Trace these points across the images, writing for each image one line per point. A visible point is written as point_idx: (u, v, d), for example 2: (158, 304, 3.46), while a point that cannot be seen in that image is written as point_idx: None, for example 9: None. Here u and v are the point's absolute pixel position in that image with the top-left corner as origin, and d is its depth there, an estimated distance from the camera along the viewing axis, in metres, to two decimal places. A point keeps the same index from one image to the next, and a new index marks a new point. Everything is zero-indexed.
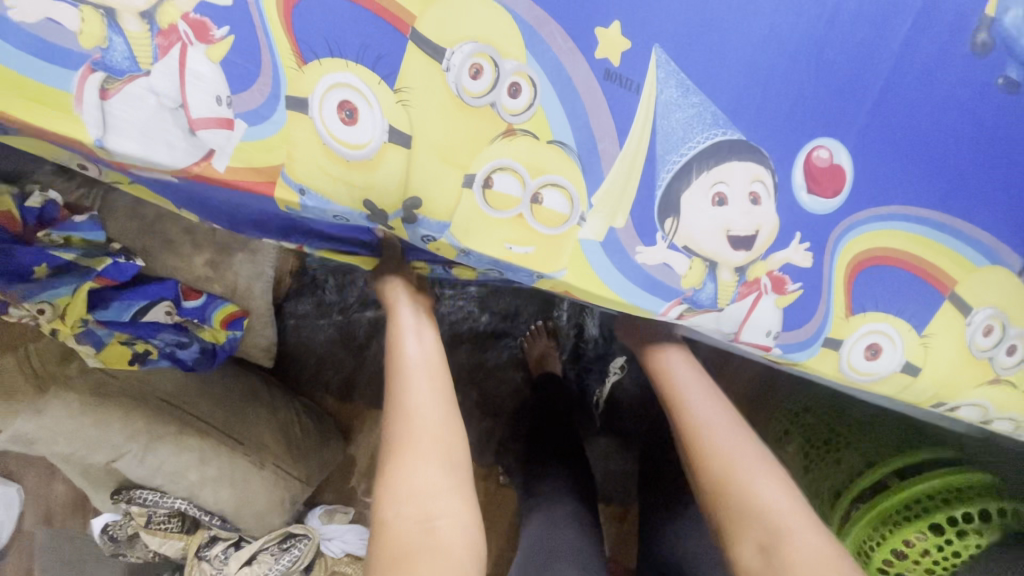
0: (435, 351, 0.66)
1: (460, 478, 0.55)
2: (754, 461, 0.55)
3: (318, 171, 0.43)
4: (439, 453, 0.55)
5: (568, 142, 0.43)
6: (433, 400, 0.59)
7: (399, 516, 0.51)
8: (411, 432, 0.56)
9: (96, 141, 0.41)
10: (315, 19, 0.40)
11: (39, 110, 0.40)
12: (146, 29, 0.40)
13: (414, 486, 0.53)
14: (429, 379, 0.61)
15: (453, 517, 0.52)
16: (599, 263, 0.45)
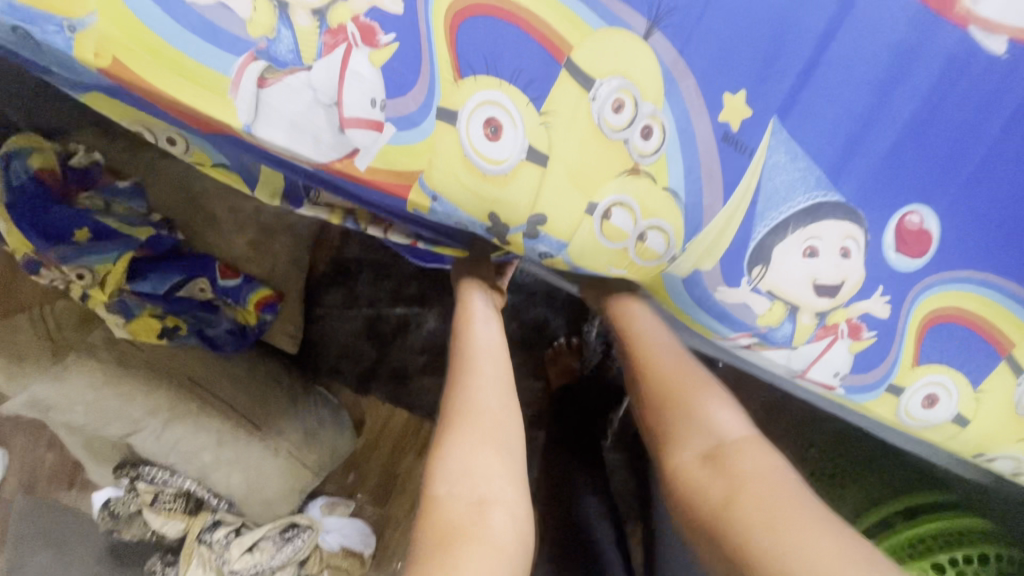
0: (501, 343, 0.66)
1: (517, 470, 0.54)
2: (715, 398, 0.59)
3: (452, 179, 0.45)
4: (497, 439, 0.55)
5: (679, 191, 0.46)
6: (494, 388, 0.59)
7: (452, 495, 0.51)
8: (470, 409, 0.56)
9: (245, 126, 0.42)
10: (476, 36, 0.42)
11: (193, 88, 0.41)
12: (316, 25, 0.41)
13: (467, 467, 0.52)
14: (493, 368, 0.61)
15: (506, 504, 0.52)
16: (676, 293, 0.52)
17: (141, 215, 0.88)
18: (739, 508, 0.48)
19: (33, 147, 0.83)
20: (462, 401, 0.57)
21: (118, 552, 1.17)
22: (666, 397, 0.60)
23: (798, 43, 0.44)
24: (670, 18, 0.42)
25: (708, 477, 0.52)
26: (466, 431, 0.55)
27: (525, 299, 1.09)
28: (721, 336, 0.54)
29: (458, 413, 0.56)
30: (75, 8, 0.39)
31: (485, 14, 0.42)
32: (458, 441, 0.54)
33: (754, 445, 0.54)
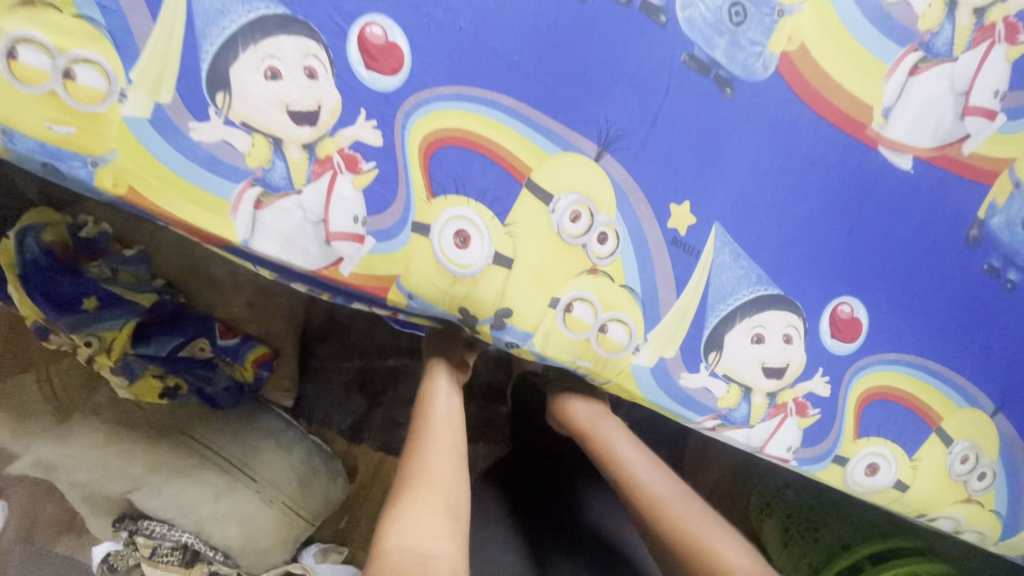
0: (458, 417, 0.72)
1: (460, 522, 0.58)
2: (716, 528, 0.63)
3: (427, 281, 0.50)
4: (444, 499, 0.59)
5: (635, 288, 0.51)
6: (447, 454, 0.65)
7: (401, 546, 0.53)
8: (425, 473, 0.61)
9: (243, 241, 0.47)
10: (447, 162, 0.47)
11: (199, 211, 0.46)
12: (306, 157, 0.47)
13: (416, 523, 0.55)
14: (448, 433, 0.68)
15: (450, 558, 0.54)
16: (645, 383, 0.54)
17: (145, 280, 0.94)
18: None
19: (45, 220, 0.86)
20: (417, 463, 0.63)
21: None
22: (670, 528, 0.64)
23: (735, 161, 0.50)
24: (618, 144, 0.48)
25: None
26: (419, 492, 0.59)
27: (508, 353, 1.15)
28: (688, 422, 0.56)
29: (413, 476, 0.61)
30: (97, 148, 0.44)
31: (454, 144, 0.47)
32: (411, 497, 0.58)
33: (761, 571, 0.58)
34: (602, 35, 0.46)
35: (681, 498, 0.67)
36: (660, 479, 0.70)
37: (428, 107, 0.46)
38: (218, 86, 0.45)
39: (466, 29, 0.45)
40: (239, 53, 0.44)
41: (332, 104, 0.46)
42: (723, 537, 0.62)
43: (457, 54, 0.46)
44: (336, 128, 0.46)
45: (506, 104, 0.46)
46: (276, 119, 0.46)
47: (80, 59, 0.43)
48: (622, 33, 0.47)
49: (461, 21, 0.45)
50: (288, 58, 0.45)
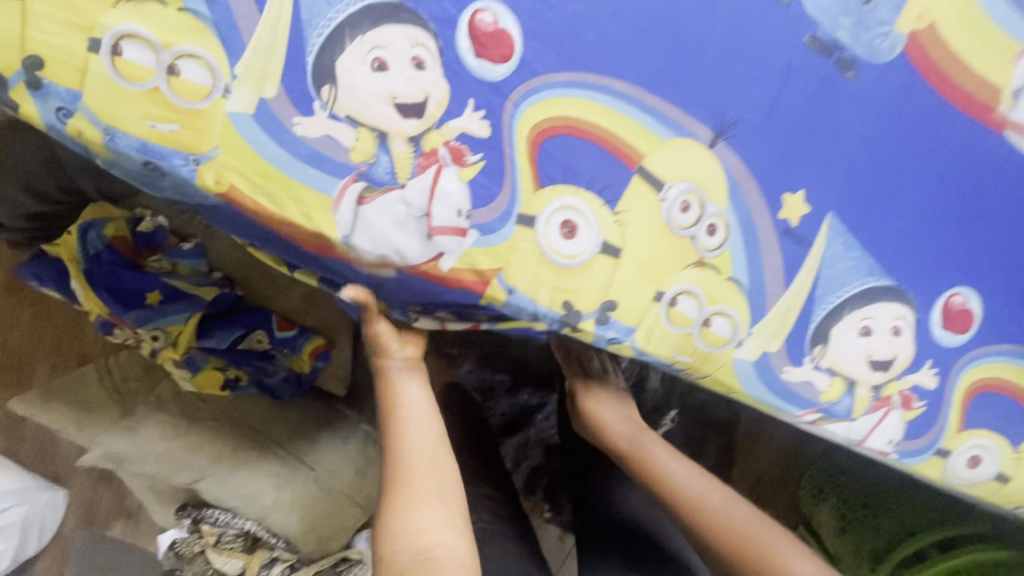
0: (425, 397, 0.66)
1: (453, 512, 0.61)
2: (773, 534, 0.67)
3: (528, 276, 0.49)
4: (430, 494, 0.60)
5: (743, 280, 0.50)
6: (427, 449, 0.62)
7: (397, 551, 0.57)
8: (403, 475, 0.60)
9: (343, 239, 0.46)
10: (556, 152, 0.46)
11: (301, 209, 0.45)
12: (410, 150, 0.45)
13: (411, 527, 0.58)
14: (420, 426, 0.63)
15: (450, 550, 0.58)
16: (746, 377, 0.53)
17: (204, 273, 0.94)
18: None
19: (104, 216, 0.87)
20: (397, 465, 0.61)
21: None
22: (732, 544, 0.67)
23: (854, 148, 0.48)
24: (733, 131, 0.46)
25: None
26: (404, 497, 0.59)
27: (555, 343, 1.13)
28: (787, 416, 0.55)
29: (397, 481, 0.60)
30: (200, 145, 0.43)
31: (565, 133, 0.46)
32: (399, 502, 0.59)
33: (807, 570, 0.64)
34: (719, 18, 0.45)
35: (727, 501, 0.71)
36: (705, 487, 0.73)
37: (540, 95, 0.45)
38: (324, 79, 0.43)
39: (580, 14, 0.45)
40: (347, 44, 0.43)
41: (440, 95, 0.45)
42: (781, 542, 0.67)
43: (568, 39, 0.45)
44: (442, 120, 0.45)
45: (620, 89, 0.45)
46: (381, 112, 0.44)
47: (184, 54, 0.41)
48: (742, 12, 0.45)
49: (574, 7, 0.45)
50: (397, 49, 0.44)
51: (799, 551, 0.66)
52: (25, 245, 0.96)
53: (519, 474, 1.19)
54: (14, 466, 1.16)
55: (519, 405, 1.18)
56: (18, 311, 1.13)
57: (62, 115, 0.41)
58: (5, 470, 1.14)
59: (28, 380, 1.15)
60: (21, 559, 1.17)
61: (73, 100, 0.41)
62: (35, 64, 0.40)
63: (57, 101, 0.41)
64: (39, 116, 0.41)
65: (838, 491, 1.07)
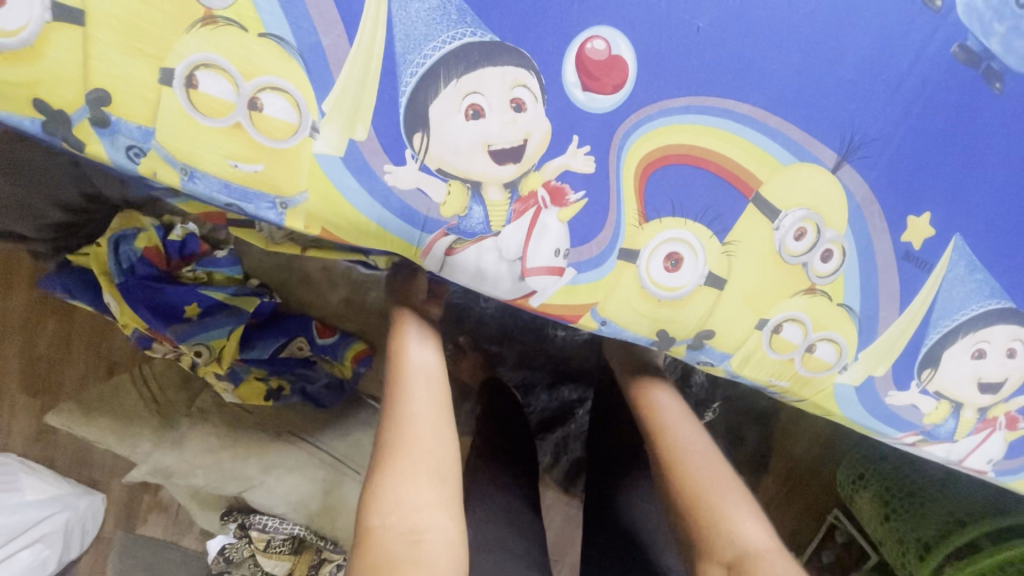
0: (436, 374, 0.66)
1: (448, 494, 0.55)
2: (736, 498, 0.56)
3: (626, 309, 0.46)
4: (430, 467, 0.56)
5: (854, 306, 0.47)
6: (432, 411, 0.60)
7: (385, 526, 0.50)
8: (407, 439, 0.57)
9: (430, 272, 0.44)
10: (667, 184, 0.43)
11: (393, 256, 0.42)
12: (507, 197, 0.41)
13: (405, 497, 0.53)
14: (428, 391, 0.63)
15: (443, 531, 0.52)
16: (847, 403, 0.51)
17: (239, 281, 0.90)
18: None
19: (136, 227, 0.84)
20: (400, 429, 0.58)
21: None
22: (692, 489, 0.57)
23: (985, 168, 0.45)
24: (859, 153, 0.43)
25: None
26: (403, 461, 0.55)
27: (590, 344, 1.11)
28: (886, 437, 0.53)
29: (397, 447, 0.56)
30: (287, 188, 0.39)
31: (678, 163, 0.42)
32: (396, 471, 0.54)
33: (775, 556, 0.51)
34: (860, 30, 0.42)
35: (705, 451, 0.61)
36: (693, 433, 0.64)
37: (651, 124, 0.41)
38: (416, 125, 0.39)
39: (704, 30, 0.41)
40: (440, 89, 0.38)
41: (541, 137, 0.40)
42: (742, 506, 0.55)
43: (685, 62, 0.41)
44: (543, 161, 0.41)
45: (742, 111, 0.42)
46: (475, 162, 0.40)
47: (268, 87, 0.37)
48: (892, 16, 0.42)
49: (699, 20, 0.41)
50: (495, 92, 0.39)
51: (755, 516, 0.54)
52: (46, 255, 0.92)
53: (557, 469, 1.19)
54: (52, 473, 1.14)
55: (560, 400, 1.16)
56: (46, 320, 1.10)
57: (133, 154, 0.37)
58: (43, 477, 1.11)
59: (59, 389, 1.12)
60: (64, 561, 1.13)
61: (145, 138, 0.37)
62: (100, 98, 0.36)
63: (127, 139, 0.37)
64: (107, 156, 0.37)
65: (880, 479, 0.99)
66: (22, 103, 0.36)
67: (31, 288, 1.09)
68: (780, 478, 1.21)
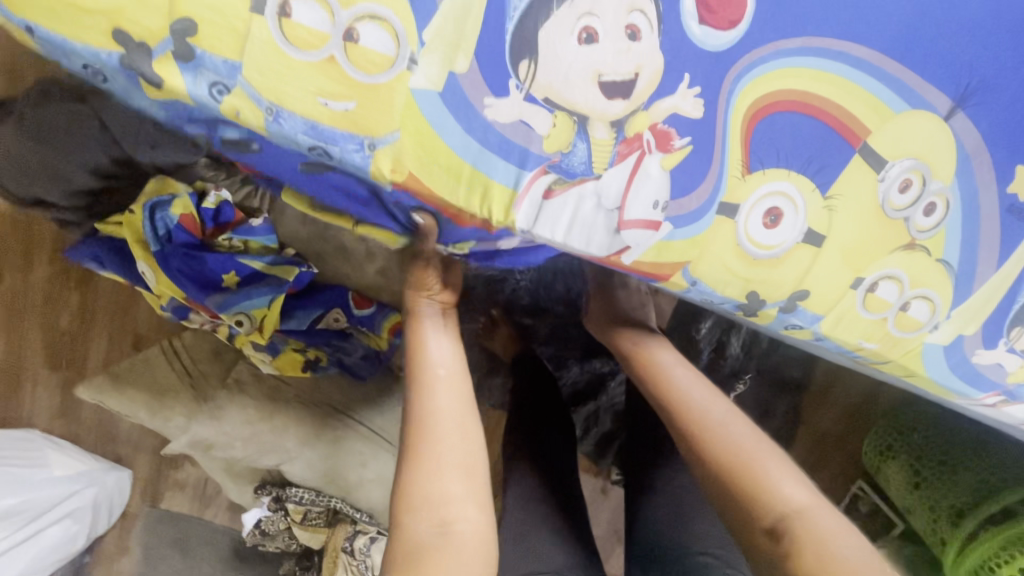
0: (456, 364, 0.61)
1: (476, 485, 0.52)
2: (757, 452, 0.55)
3: (720, 268, 0.44)
4: (453, 460, 0.52)
5: (953, 261, 0.46)
6: (452, 400, 0.56)
7: (415, 519, 0.50)
8: (428, 432, 0.54)
9: (521, 229, 0.41)
10: (775, 129, 0.41)
11: (482, 202, 0.40)
12: (612, 136, 0.39)
13: (429, 492, 0.50)
14: (447, 381, 0.58)
15: (471, 522, 0.50)
16: (932, 362, 0.50)
17: (275, 249, 0.87)
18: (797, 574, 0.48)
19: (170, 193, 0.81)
20: (421, 425, 0.54)
21: (244, 563, 1.18)
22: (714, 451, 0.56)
23: None
24: (974, 99, 0.41)
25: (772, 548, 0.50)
26: (425, 456, 0.52)
27: None
28: (966, 399, 0.52)
29: (416, 442, 0.53)
30: (376, 128, 0.37)
31: (786, 107, 0.41)
32: (419, 466, 0.52)
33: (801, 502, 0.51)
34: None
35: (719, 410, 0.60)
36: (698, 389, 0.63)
37: (766, 66, 0.40)
38: (523, 53, 0.37)
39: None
40: (553, 10, 0.37)
41: (653, 71, 0.39)
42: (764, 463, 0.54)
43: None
44: (653, 100, 0.39)
45: (861, 54, 0.40)
46: (585, 92, 0.38)
47: (365, 16, 0.34)
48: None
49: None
50: (611, 16, 0.37)
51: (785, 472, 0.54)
52: (76, 225, 0.89)
53: (588, 440, 1.18)
54: (76, 448, 1.10)
55: (591, 372, 1.15)
56: (68, 294, 1.08)
57: (217, 91, 0.35)
58: (67, 452, 1.08)
59: (84, 364, 1.10)
60: (92, 537, 1.11)
61: (231, 73, 0.35)
62: (185, 29, 0.34)
63: (212, 74, 0.35)
64: (188, 93, 0.35)
65: (910, 449, 0.96)
66: (102, 34, 0.33)
67: (54, 259, 1.06)
68: (807, 449, 1.20)
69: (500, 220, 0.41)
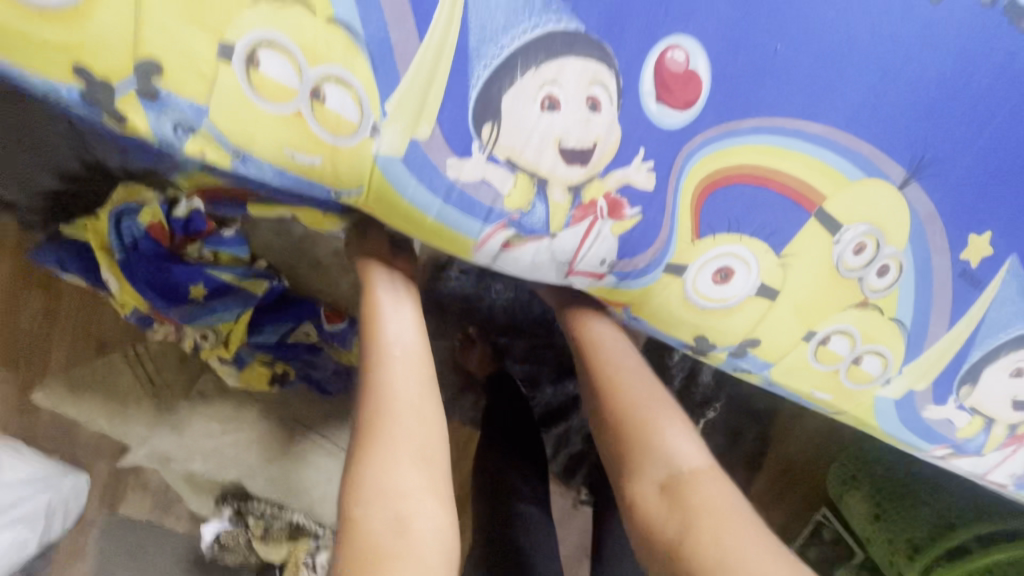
0: (417, 338, 0.55)
1: (436, 473, 0.48)
2: (669, 418, 0.56)
3: (668, 313, 0.46)
4: (412, 446, 0.48)
5: (905, 321, 0.47)
6: (414, 381, 0.51)
7: (369, 515, 0.44)
8: (388, 417, 0.49)
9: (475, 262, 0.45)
10: (729, 200, 0.41)
11: (442, 243, 0.43)
12: (569, 200, 0.40)
13: (387, 485, 0.45)
14: (408, 366, 0.52)
15: (432, 518, 0.46)
16: (885, 414, 0.51)
17: (246, 262, 0.85)
18: (693, 546, 0.47)
19: (138, 200, 0.79)
20: (376, 409, 0.49)
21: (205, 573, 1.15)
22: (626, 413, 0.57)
23: None
24: (929, 169, 0.42)
25: (665, 510, 0.51)
26: (382, 445, 0.47)
27: None
28: (917, 450, 0.54)
29: (372, 430, 0.48)
30: (344, 181, 0.39)
31: (741, 182, 0.41)
32: (375, 457, 0.46)
33: (707, 474, 0.52)
34: (953, 53, 0.40)
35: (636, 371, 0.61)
36: (623, 348, 0.63)
37: (724, 142, 0.39)
38: (486, 115, 0.36)
39: (783, 51, 0.38)
40: (515, 79, 0.36)
41: (610, 142, 0.38)
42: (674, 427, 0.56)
43: (767, 83, 0.38)
44: (609, 169, 0.39)
45: (815, 131, 0.40)
46: (545, 156, 0.38)
47: (328, 77, 0.34)
48: (974, 33, 0.39)
49: (778, 43, 0.38)
50: (571, 86, 0.36)
51: (685, 434, 0.55)
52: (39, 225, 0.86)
53: (557, 461, 1.16)
54: (32, 450, 1.05)
55: (565, 394, 1.14)
56: (30, 293, 1.04)
57: (181, 131, 0.35)
58: (21, 454, 1.02)
59: (43, 367, 1.06)
60: (45, 542, 1.06)
61: (198, 115, 0.35)
62: (150, 69, 0.33)
63: (177, 114, 0.35)
64: (150, 129, 0.35)
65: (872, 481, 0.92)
66: (60, 69, 0.33)
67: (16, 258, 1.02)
68: (773, 475, 1.21)
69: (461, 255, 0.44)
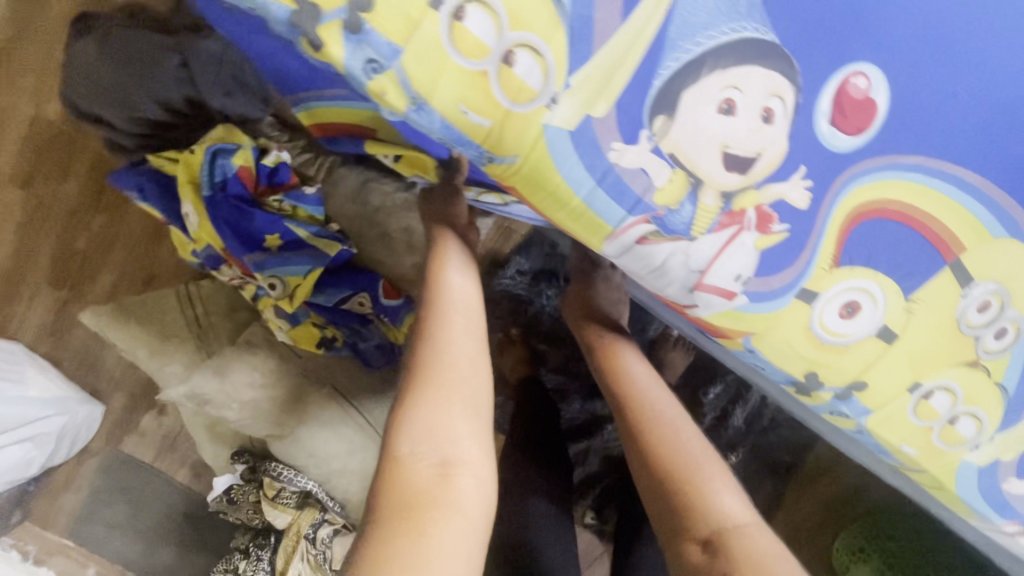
0: (474, 297, 0.58)
1: (484, 426, 0.48)
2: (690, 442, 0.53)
3: (783, 343, 0.46)
4: (465, 396, 0.48)
5: (1009, 387, 0.47)
6: (470, 333, 0.53)
7: (417, 455, 0.44)
8: (443, 362, 0.50)
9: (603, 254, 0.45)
10: (869, 233, 0.42)
11: (577, 227, 0.43)
12: (718, 205, 0.41)
13: (436, 425, 0.46)
14: (466, 319, 0.54)
15: (477, 467, 0.45)
16: (966, 480, 0.51)
17: (320, 222, 0.88)
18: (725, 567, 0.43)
19: (235, 143, 0.83)
20: (432, 355, 0.50)
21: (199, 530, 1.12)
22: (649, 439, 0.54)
23: None
24: None
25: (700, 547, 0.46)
26: (435, 387, 0.48)
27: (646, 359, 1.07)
28: (984, 522, 0.53)
29: (427, 373, 0.49)
30: (503, 148, 0.39)
31: (885, 215, 0.42)
32: (429, 398, 0.47)
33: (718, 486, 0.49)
34: None
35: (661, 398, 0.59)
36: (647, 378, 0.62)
37: (877, 174, 0.41)
38: (663, 107, 0.38)
39: (959, 96, 0.41)
40: (703, 76, 0.38)
41: (774, 154, 0.40)
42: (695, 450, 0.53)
43: (935, 122, 0.41)
44: (766, 181, 0.40)
45: (968, 179, 0.42)
46: (709, 158, 0.39)
47: (525, 44, 0.36)
48: None
49: (956, 88, 0.41)
50: (754, 93, 0.38)
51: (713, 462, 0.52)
52: (128, 149, 0.88)
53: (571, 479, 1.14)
54: (57, 372, 1.03)
55: (591, 412, 1.11)
56: (94, 216, 1.03)
57: (371, 68, 0.36)
58: (46, 373, 1.01)
59: (87, 291, 1.05)
60: (46, 466, 1.03)
61: (390, 56, 0.36)
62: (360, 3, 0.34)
63: (372, 52, 0.35)
64: (343, 62, 0.36)
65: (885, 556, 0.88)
66: None
67: (91, 178, 1.02)
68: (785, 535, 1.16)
69: (593, 243, 0.44)
